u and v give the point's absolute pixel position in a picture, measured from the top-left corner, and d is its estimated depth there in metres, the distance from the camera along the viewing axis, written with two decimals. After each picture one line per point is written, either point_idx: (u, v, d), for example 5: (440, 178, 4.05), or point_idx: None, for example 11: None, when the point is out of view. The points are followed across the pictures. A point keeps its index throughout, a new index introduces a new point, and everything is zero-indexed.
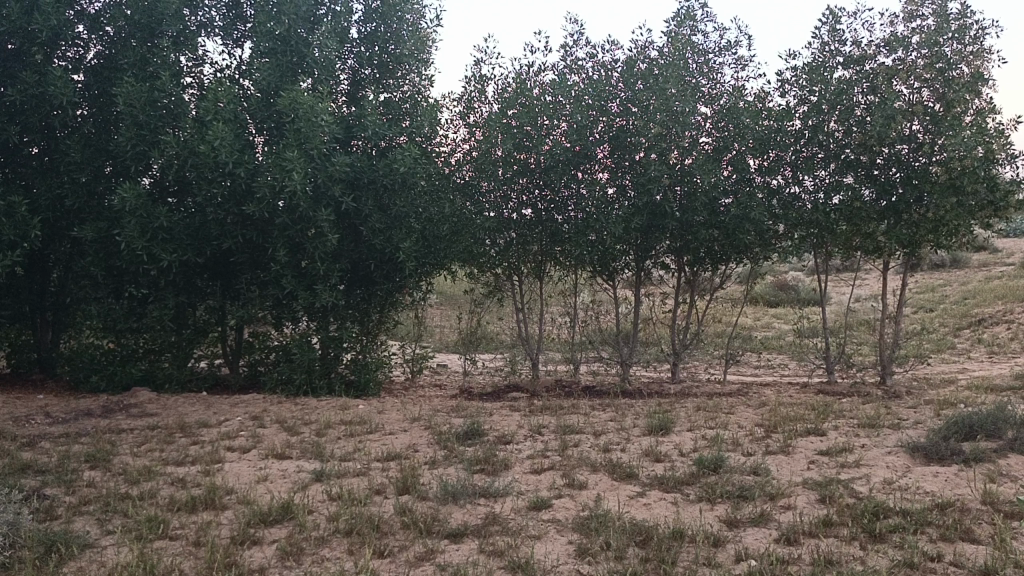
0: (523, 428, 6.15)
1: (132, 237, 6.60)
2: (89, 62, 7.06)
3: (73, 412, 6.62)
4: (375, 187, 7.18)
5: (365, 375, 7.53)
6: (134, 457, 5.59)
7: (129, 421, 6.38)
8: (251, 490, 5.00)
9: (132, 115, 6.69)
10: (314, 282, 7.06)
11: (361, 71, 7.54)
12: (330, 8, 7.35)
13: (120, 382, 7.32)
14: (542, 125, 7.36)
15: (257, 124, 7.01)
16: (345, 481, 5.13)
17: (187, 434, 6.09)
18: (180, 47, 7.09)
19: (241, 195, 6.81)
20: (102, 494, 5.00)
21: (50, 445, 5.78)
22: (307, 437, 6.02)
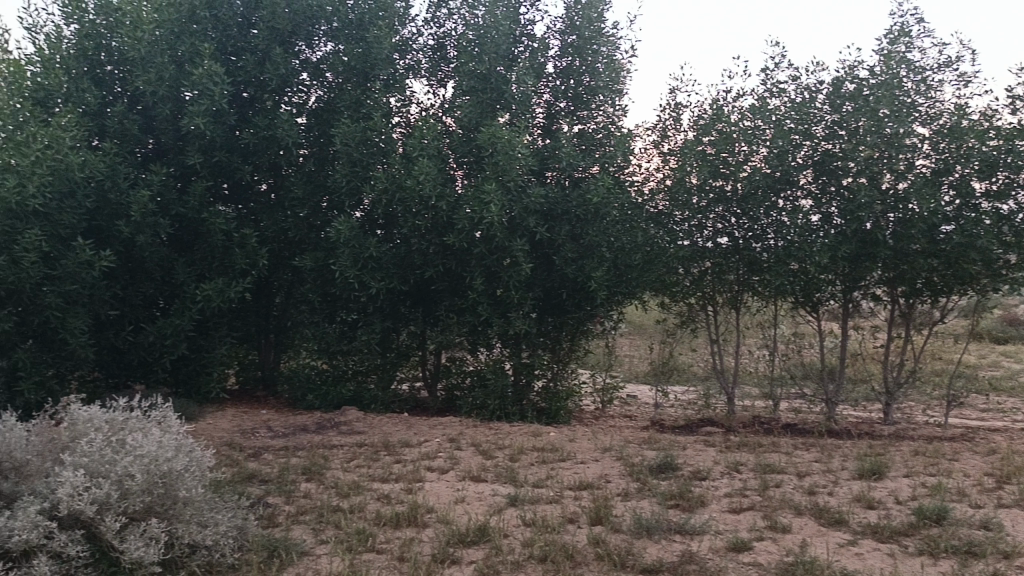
0: (719, 464, 5.93)
1: (345, 266, 7.09)
2: (311, 106, 7.65)
3: (291, 427, 7.18)
4: (568, 217, 7.35)
5: (556, 403, 7.61)
6: (344, 472, 5.97)
7: (339, 437, 6.83)
8: (450, 510, 5.18)
9: (348, 153, 7.22)
10: (508, 310, 7.29)
11: (556, 104, 7.71)
12: (528, 45, 7.65)
13: (332, 401, 7.85)
14: (741, 152, 7.15)
15: (458, 158, 7.33)
16: (539, 508, 5.19)
17: (390, 452, 6.42)
18: (390, 89, 7.57)
19: (442, 226, 7.15)
20: (317, 505, 5.38)
21: (272, 456, 6.29)
22: (501, 461, 6.16)
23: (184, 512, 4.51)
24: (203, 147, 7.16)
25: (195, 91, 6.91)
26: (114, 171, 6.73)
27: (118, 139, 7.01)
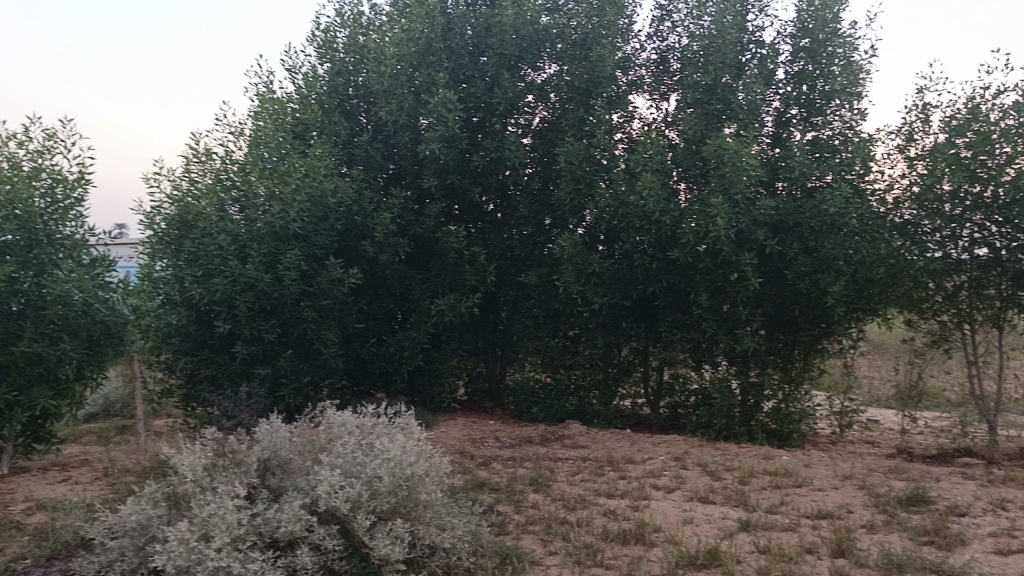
0: (981, 500, 5.35)
1: (568, 282, 7.21)
2: (536, 126, 7.88)
3: (517, 438, 7.40)
4: (801, 230, 6.98)
5: (788, 425, 7.25)
6: (570, 485, 6.04)
7: (563, 451, 6.94)
8: (678, 531, 5.08)
9: (572, 171, 7.35)
10: (735, 326, 7.10)
11: (787, 111, 7.42)
12: (756, 52, 7.43)
13: (555, 414, 8.02)
14: (1002, 154, 6.52)
15: (682, 171, 7.22)
16: (773, 535, 4.95)
17: (615, 468, 6.42)
18: (613, 106, 7.65)
19: (665, 241, 7.07)
20: (545, 516, 5.49)
21: (500, 466, 6.52)
22: (730, 483, 5.95)
23: (425, 514, 4.78)
24: (437, 170, 7.61)
25: (430, 118, 7.37)
26: (360, 196, 7.34)
27: (363, 166, 7.64)
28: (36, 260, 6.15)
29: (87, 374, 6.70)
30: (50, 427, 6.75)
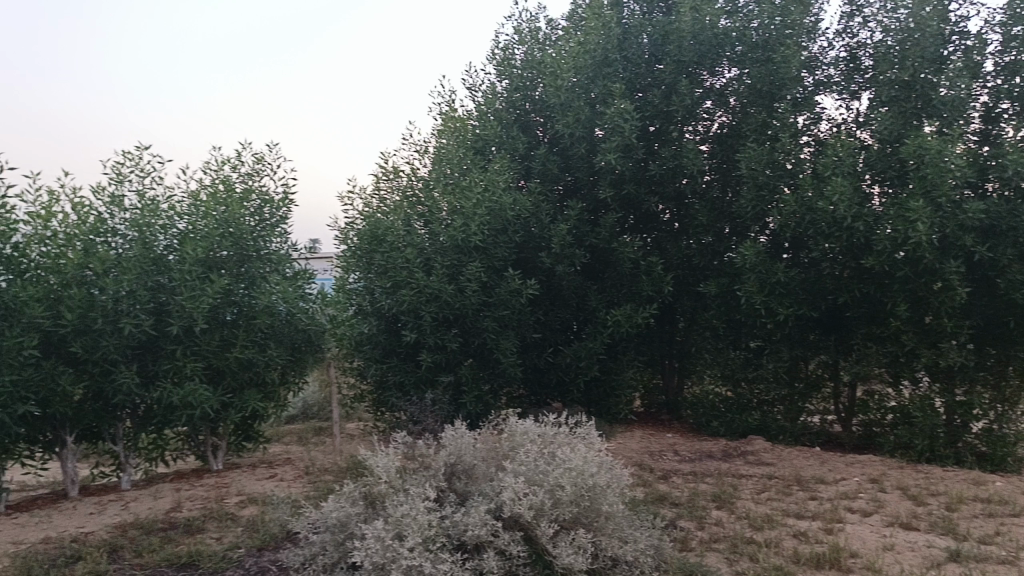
0: None
1: (751, 292, 6.97)
2: (716, 132, 7.72)
3: (697, 452, 7.22)
4: (1016, 234, 6.34)
5: (1002, 448, 6.62)
6: (756, 503, 5.82)
7: (747, 467, 6.69)
8: (878, 557, 4.75)
9: (754, 177, 7.12)
10: (939, 340, 6.60)
11: (997, 105, 6.82)
12: (960, 44, 6.90)
13: (737, 429, 7.80)
14: None
15: (876, 174, 6.80)
16: (989, 568, 4.51)
17: (804, 487, 6.12)
18: (799, 108, 7.35)
19: (858, 249, 6.69)
20: (731, 534, 5.31)
21: (681, 480, 6.39)
22: (935, 509, 5.51)
23: (607, 526, 4.77)
24: (613, 181, 7.60)
25: (607, 128, 7.37)
26: (538, 209, 7.48)
27: (540, 178, 7.78)
28: (249, 273, 6.80)
29: (291, 379, 7.35)
30: (258, 426, 7.37)
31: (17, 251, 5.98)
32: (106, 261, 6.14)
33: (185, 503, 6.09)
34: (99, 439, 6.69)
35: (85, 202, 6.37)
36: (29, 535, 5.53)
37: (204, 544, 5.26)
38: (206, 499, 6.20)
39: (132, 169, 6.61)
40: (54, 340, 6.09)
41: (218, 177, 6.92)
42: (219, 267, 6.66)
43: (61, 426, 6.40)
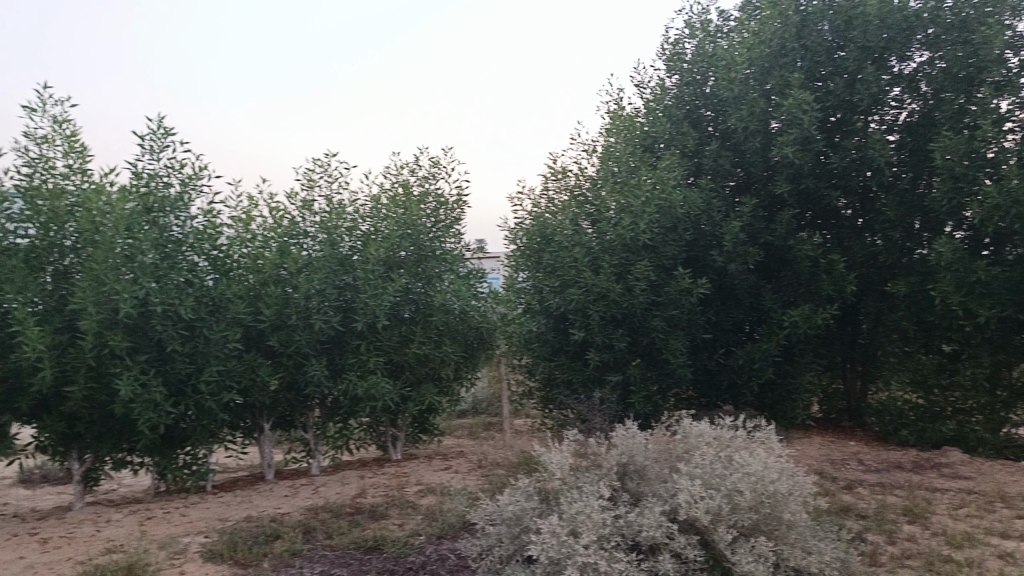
0: None
1: (946, 292, 6.47)
2: (906, 120, 7.26)
3: (883, 462, 6.81)
4: None
5: None
6: (953, 519, 5.40)
7: (941, 480, 6.23)
8: None
9: (951, 168, 6.61)
10: None
11: None
12: None
13: (930, 440, 7.47)
14: None
15: None
16: None
17: (1009, 505, 5.61)
18: (1002, 91, 6.72)
19: None
20: (926, 552, 4.95)
21: (867, 491, 6.04)
22: None
23: (789, 535, 4.59)
24: (791, 175, 7.28)
25: (784, 120, 7.08)
26: (710, 206, 7.32)
27: (713, 175, 7.61)
28: (426, 272, 7.14)
29: (465, 374, 7.68)
30: (433, 419, 7.70)
31: (223, 253, 6.47)
32: (299, 262, 6.63)
33: (369, 490, 6.43)
34: (291, 427, 7.20)
35: (281, 207, 6.92)
36: (233, 513, 6.03)
37: (387, 530, 5.54)
38: (387, 487, 6.52)
39: (321, 175, 7.07)
40: (253, 335, 6.59)
41: (398, 181, 7.29)
42: (398, 267, 7.02)
43: (260, 414, 6.96)
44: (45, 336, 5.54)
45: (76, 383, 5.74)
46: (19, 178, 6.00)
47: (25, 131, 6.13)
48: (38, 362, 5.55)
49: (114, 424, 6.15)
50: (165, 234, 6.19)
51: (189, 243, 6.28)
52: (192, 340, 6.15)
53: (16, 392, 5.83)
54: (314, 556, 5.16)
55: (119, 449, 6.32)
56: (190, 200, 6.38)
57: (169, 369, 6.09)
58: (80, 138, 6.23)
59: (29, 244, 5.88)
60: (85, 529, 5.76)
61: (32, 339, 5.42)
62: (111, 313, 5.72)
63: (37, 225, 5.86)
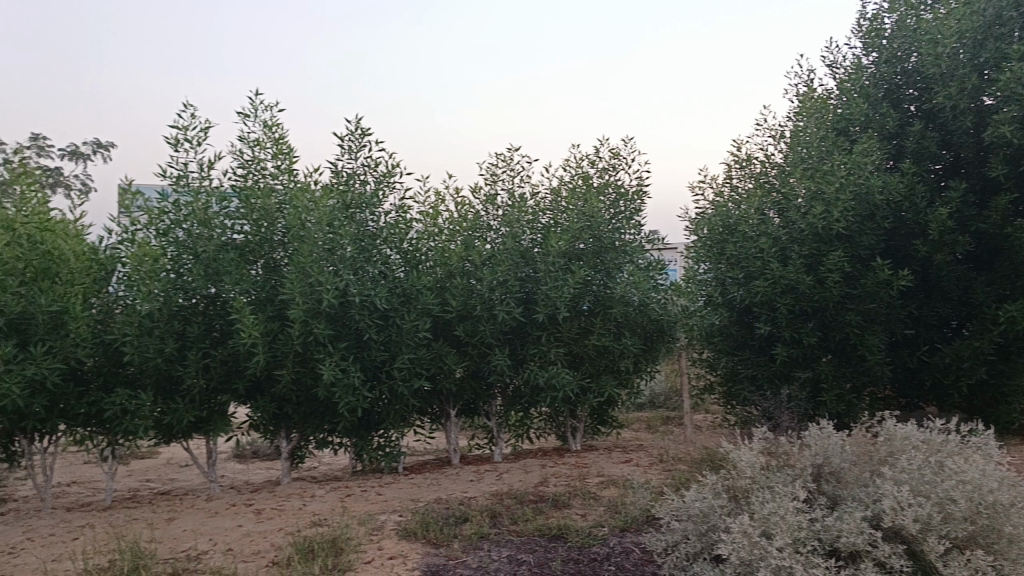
0: None
1: None
2: None
3: None
4: None
5: None
6: None
7: None
8: None
9: None
10: None
11: None
12: None
13: None
14: None
15: None
16: None
17: None
18: None
19: None
20: None
21: None
22: None
23: (1012, 551, 4.19)
24: (1008, 156, 6.66)
25: (1000, 96, 6.47)
26: (912, 192, 6.83)
27: (915, 159, 7.09)
28: (606, 265, 7.12)
29: (644, 367, 7.63)
30: (612, 411, 7.71)
31: (412, 247, 6.79)
32: (483, 254, 6.85)
33: (551, 479, 6.52)
34: (475, 414, 7.45)
35: (466, 201, 7.17)
36: (424, 494, 6.31)
37: (571, 519, 5.57)
38: (569, 477, 6.59)
39: (504, 169, 7.22)
40: (441, 325, 6.85)
41: (578, 173, 7.33)
42: (579, 259, 7.06)
43: (446, 401, 7.26)
44: (260, 323, 6.02)
45: (285, 367, 6.20)
46: (237, 179, 6.61)
47: (241, 135, 6.67)
48: (254, 347, 6.05)
49: (318, 406, 6.62)
50: (362, 229, 6.62)
51: (383, 237, 6.67)
52: (387, 328, 6.51)
53: (234, 374, 6.37)
54: (501, 540, 5.29)
55: (322, 429, 6.78)
56: (384, 197, 6.80)
57: (365, 355, 6.46)
58: (287, 140, 6.72)
59: (244, 239, 6.41)
60: (293, 502, 6.23)
61: (249, 325, 5.91)
62: (315, 303, 6.11)
63: (251, 222, 6.38)
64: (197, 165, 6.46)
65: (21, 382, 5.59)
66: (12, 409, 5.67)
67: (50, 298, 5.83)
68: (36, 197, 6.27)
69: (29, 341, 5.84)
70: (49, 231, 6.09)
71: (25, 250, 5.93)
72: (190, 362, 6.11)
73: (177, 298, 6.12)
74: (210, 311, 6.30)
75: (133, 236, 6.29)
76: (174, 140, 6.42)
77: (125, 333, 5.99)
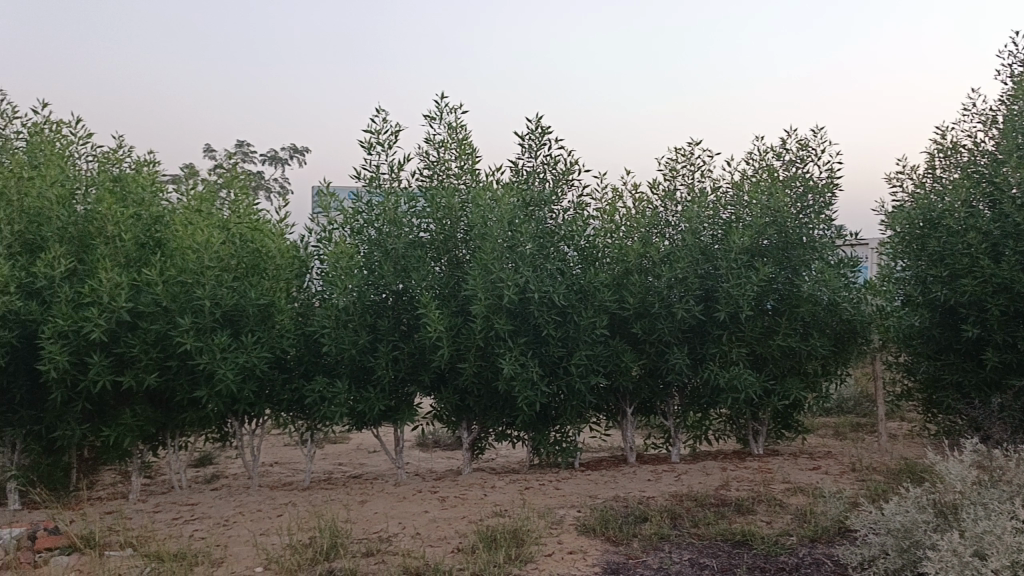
0: None
1: None
2: None
3: None
4: None
5: None
6: None
7: None
8: None
9: None
10: None
11: None
12: None
13: None
14: None
15: None
16: None
17: None
18: None
19: None
20: None
21: None
22: None
23: None
24: None
25: None
26: None
27: None
28: (792, 262, 6.80)
29: (834, 370, 7.23)
30: (798, 416, 7.39)
31: (589, 243, 6.80)
32: (661, 251, 6.71)
33: (733, 483, 6.32)
34: (652, 413, 7.36)
35: (644, 197, 7.07)
36: (602, 491, 6.31)
37: (756, 526, 5.35)
38: (752, 482, 6.36)
39: (684, 163, 7.10)
40: (618, 322, 6.80)
41: (763, 166, 7.18)
42: (762, 255, 6.81)
43: (623, 399, 7.20)
44: (444, 318, 6.25)
45: (468, 360, 6.39)
46: (423, 180, 6.94)
47: (427, 136, 6.95)
48: (438, 341, 6.27)
49: (498, 399, 6.78)
50: (541, 226, 6.72)
51: (562, 233, 6.73)
52: (564, 325, 6.55)
53: (420, 366, 6.66)
54: (683, 542, 5.17)
55: (501, 422, 6.95)
56: (562, 195, 6.89)
57: (544, 350, 6.54)
58: (471, 141, 6.94)
59: (430, 237, 6.70)
60: (474, 492, 6.42)
61: (434, 320, 6.15)
62: (497, 299, 6.26)
63: (436, 220, 6.65)
64: (387, 166, 6.80)
65: (234, 368, 6.03)
66: (227, 394, 6.18)
67: (259, 292, 6.24)
68: (249, 200, 6.83)
69: (241, 331, 6.27)
70: (257, 231, 6.53)
71: (238, 247, 6.31)
72: (381, 354, 6.44)
73: (369, 294, 6.47)
74: (398, 305, 6.61)
75: (330, 234, 6.67)
76: (368, 144, 6.79)
77: (324, 325, 6.40)
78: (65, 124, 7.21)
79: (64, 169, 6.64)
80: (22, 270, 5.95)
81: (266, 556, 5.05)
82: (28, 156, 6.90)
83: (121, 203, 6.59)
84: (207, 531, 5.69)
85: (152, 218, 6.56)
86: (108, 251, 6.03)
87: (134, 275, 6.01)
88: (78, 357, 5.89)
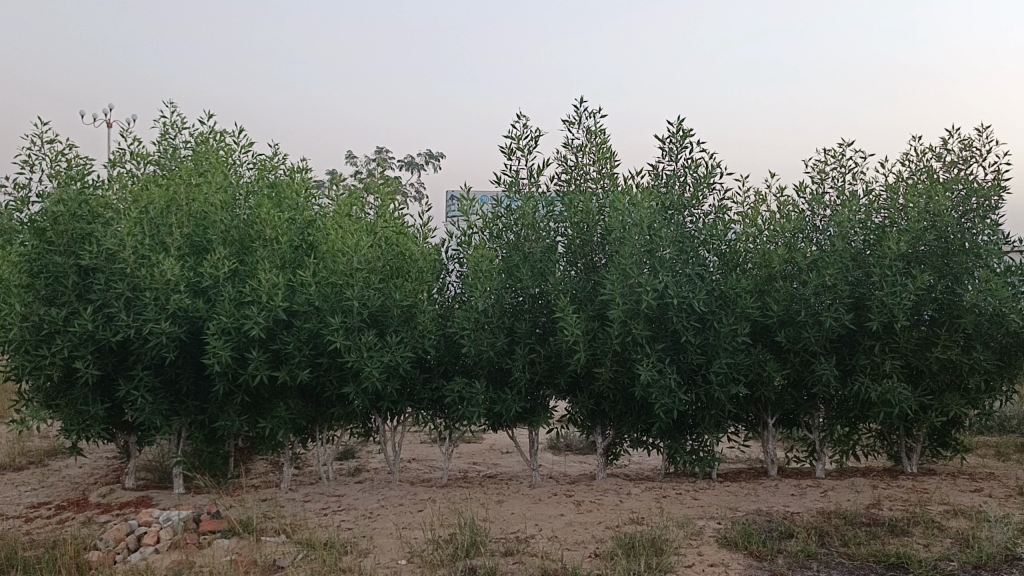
0: None
1: None
2: None
3: None
4: None
5: None
6: None
7: None
8: None
9: None
10: None
11: None
12: None
13: None
14: None
15: None
16: None
17: None
18: None
19: None
20: None
21: None
22: None
23: None
24: None
25: None
26: None
27: None
28: (953, 269, 6.42)
29: (999, 387, 6.76)
30: (956, 434, 6.95)
31: (731, 248, 6.61)
32: (808, 258, 6.45)
33: (885, 502, 6.01)
34: (795, 425, 7.09)
35: (790, 201, 6.83)
36: (743, 504, 6.13)
37: (912, 548, 5.03)
38: (906, 502, 6.00)
39: (833, 165, 6.83)
40: (761, 330, 6.59)
41: (921, 168, 6.86)
42: (919, 262, 6.45)
43: (764, 409, 6.97)
44: (582, 322, 6.23)
45: (605, 365, 6.33)
46: (561, 185, 6.98)
47: (566, 141, 6.98)
48: (576, 345, 6.27)
49: (634, 405, 6.73)
50: (681, 230, 6.62)
51: (702, 238, 6.58)
52: (704, 332, 6.40)
53: (557, 369, 6.69)
54: (832, 561, 4.93)
55: (637, 429, 6.87)
56: (702, 199, 6.74)
57: (682, 358, 6.43)
58: (610, 145, 6.93)
59: (567, 242, 6.72)
60: (611, 498, 6.38)
61: (572, 324, 6.14)
62: (635, 304, 6.18)
63: (573, 224, 6.67)
64: (527, 171, 6.88)
65: (380, 367, 6.26)
66: (372, 391, 6.43)
67: (403, 294, 6.43)
68: (393, 205, 7.07)
69: (386, 331, 6.49)
70: (402, 235, 6.74)
71: (384, 251, 6.53)
72: (518, 356, 6.52)
73: (507, 297, 6.54)
74: (534, 309, 6.65)
75: (470, 238, 6.83)
76: (509, 149, 6.89)
77: (463, 326, 6.46)
78: (228, 133, 7.69)
79: (227, 176, 7.10)
80: (191, 270, 6.36)
81: (409, 549, 5.20)
82: (196, 164, 7.42)
83: (277, 208, 6.98)
84: (353, 522, 5.92)
85: (306, 222, 6.92)
86: (267, 253, 6.39)
87: (289, 276, 6.36)
88: (239, 352, 6.28)
